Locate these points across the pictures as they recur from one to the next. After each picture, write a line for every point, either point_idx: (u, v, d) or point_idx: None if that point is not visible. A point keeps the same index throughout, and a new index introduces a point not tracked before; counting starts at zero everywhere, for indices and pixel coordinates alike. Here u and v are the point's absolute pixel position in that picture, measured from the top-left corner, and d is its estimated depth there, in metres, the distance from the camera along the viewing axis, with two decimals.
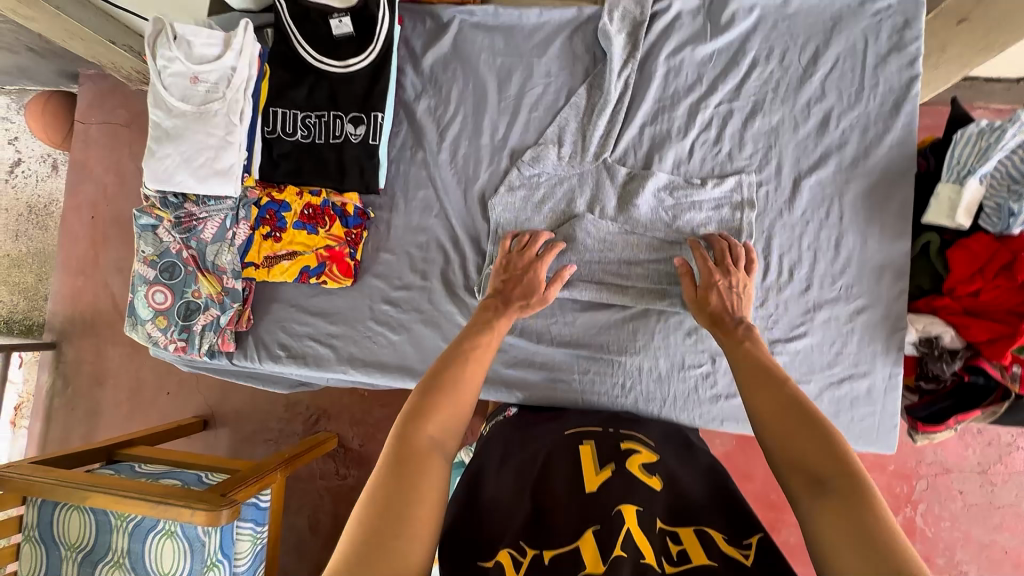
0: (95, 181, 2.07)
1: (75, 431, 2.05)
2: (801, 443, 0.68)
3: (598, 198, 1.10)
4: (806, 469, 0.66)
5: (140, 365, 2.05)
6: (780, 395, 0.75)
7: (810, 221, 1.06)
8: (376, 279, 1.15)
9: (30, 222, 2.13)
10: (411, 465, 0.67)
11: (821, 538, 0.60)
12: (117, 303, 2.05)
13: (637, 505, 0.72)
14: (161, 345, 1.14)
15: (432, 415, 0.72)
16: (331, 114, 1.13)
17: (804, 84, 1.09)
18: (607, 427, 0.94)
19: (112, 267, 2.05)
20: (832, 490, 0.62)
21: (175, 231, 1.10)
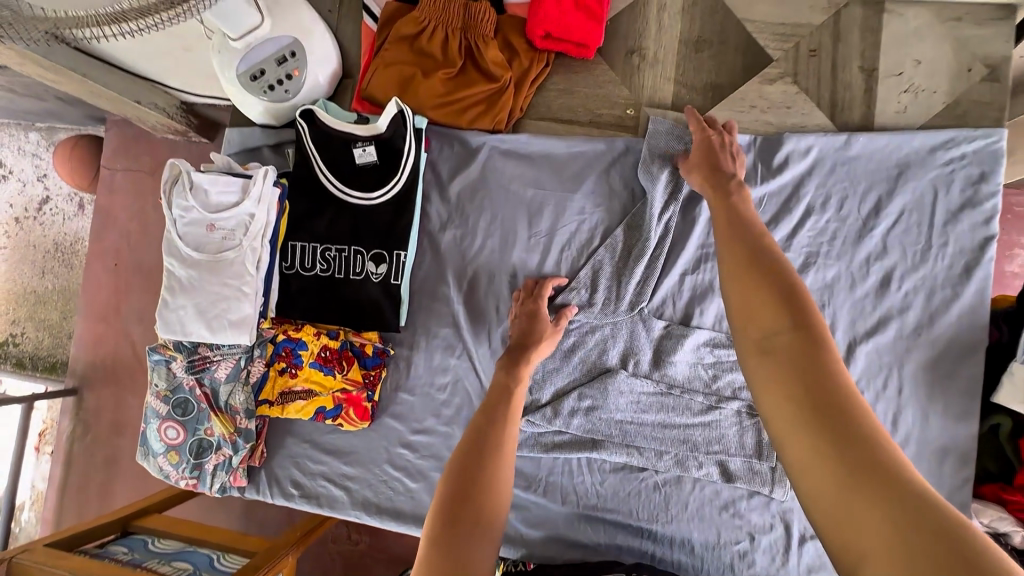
0: (118, 229, 2.04)
1: (95, 476, 2.04)
2: (767, 310, 0.66)
3: (632, 351, 1.03)
4: (768, 335, 0.65)
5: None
6: (752, 271, 0.71)
7: (864, 389, 0.98)
8: (394, 419, 1.10)
9: (57, 260, 2.14)
10: (460, 554, 0.63)
11: (774, 408, 0.61)
12: (138, 351, 2.02)
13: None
14: (173, 479, 1.11)
15: (478, 481, 0.70)
16: (351, 249, 1.07)
17: (863, 238, 0.99)
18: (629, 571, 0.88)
19: (134, 316, 2.02)
20: (791, 353, 0.62)
21: (187, 370, 1.06)
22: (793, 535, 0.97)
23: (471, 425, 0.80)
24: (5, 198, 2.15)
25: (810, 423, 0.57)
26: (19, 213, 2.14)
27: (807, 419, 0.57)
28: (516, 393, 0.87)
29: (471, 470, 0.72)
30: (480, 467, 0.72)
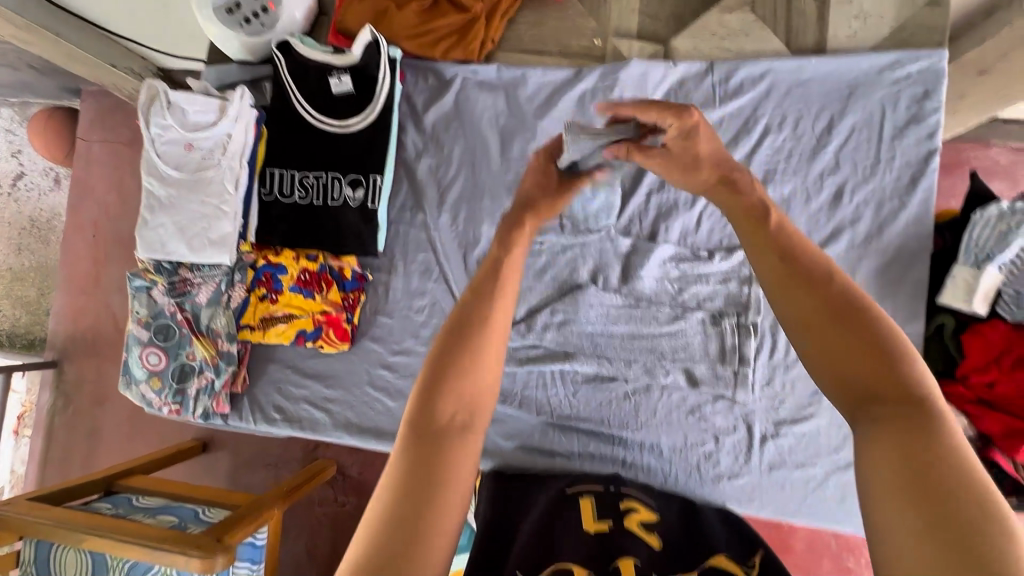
0: (95, 200, 2.02)
1: (76, 449, 2.04)
2: (851, 360, 0.49)
3: (602, 267, 1.08)
4: (864, 398, 0.48)
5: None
6: (830, 301, 0.52)
7: None
8: (374, 342, 1.13)
9: (33, 237, 2.12)
10: (433, 477, 0.50)
11: (879, 494, 0.44)
12: (118, 323, 2.02)
13: (634, 558, 0.69)
14: (156, 406, 1.13)
15: (451, 385, 0.56)
16: (329, 175, 1.10)
17: (817, 154, 1.05)
18: (607, 485, 0.93)
19: (114, 287, 2.02)
20: (893, 418, 0.46)
21: (168, 295, 1.08)
22: (755, 435, 1.03)
23: (455, 309, 0.61)
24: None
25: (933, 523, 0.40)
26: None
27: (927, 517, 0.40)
28: (509, 267, 0.66)
29: (444, 360, 0.57)
30: (457, 365, 0.56)
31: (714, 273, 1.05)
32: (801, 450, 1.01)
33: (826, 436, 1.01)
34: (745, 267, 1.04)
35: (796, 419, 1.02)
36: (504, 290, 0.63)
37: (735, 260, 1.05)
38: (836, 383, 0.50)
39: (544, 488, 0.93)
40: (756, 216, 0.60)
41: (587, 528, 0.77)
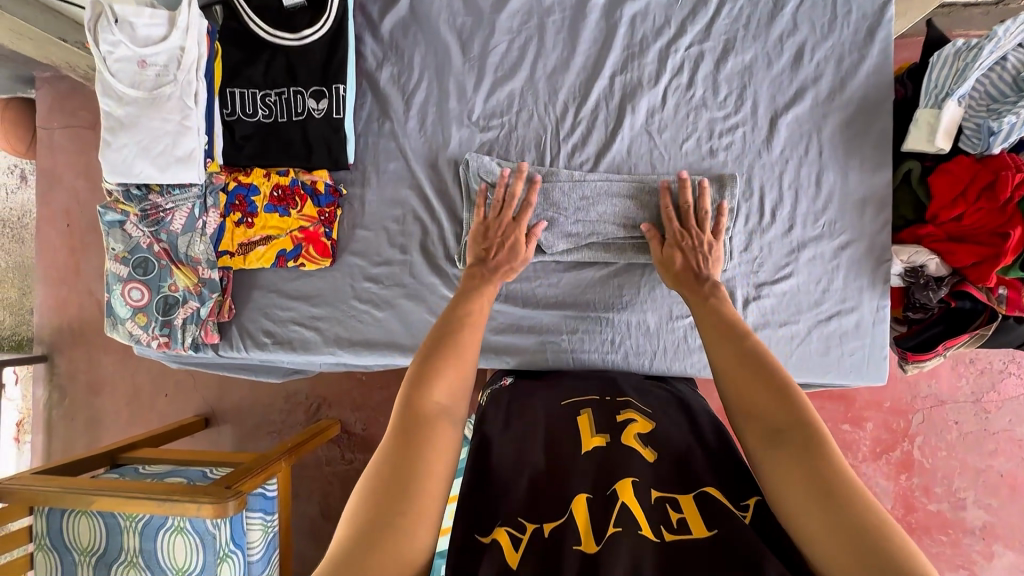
0: (65, 188, 1.98)
1: (78, 441, 2.04)
2: (765, 402, 0.69)
3: (574, 149, 1.09)
4: (767, 425, 0.67)
5: (135, 369, 2.02)
6: (750, 374, 0.73)
7: (789, 158, 1.05)
8: (355, 256, 1.13)
9: (5, 237, 2.04)
10: (415, 446, 0.67)
11: (778, 489, 0.62)
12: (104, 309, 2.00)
13: (631, 478, 0.72)
14: (144, 343, 1.13)
15: (439, 378, 0.74)
16: (290, 90, 1.08)
17: (776, 18, 1.05)
18: (604, 396, 0.93)
19: (95, 274, 1.99)
20: (795, 442, 0.63)
21: (143, 224, 1.08)
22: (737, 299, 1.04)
23: (435, 327, 0.82)
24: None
25: (817, 506, 0.58)
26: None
27: (815, 497, 0.58)
28: (483, 297, 0.90)
29: (429, 362, 0.76)
30: (441, 366, 0.76)
31: (684, 144, 1.07)
32: (783, 309, 1.04)
33: (804, 292, 1.03)
34: (709, 136, 1.06)
35: (774, 279, 1.04)
36: (470, 313, 0.85)
37: (699, 130, 1.07)
38: (749, 415, 0.70)
39: (537, 404, 0.93)
40: (722, 328, 0.81)
41: (583, 449, 0.79)
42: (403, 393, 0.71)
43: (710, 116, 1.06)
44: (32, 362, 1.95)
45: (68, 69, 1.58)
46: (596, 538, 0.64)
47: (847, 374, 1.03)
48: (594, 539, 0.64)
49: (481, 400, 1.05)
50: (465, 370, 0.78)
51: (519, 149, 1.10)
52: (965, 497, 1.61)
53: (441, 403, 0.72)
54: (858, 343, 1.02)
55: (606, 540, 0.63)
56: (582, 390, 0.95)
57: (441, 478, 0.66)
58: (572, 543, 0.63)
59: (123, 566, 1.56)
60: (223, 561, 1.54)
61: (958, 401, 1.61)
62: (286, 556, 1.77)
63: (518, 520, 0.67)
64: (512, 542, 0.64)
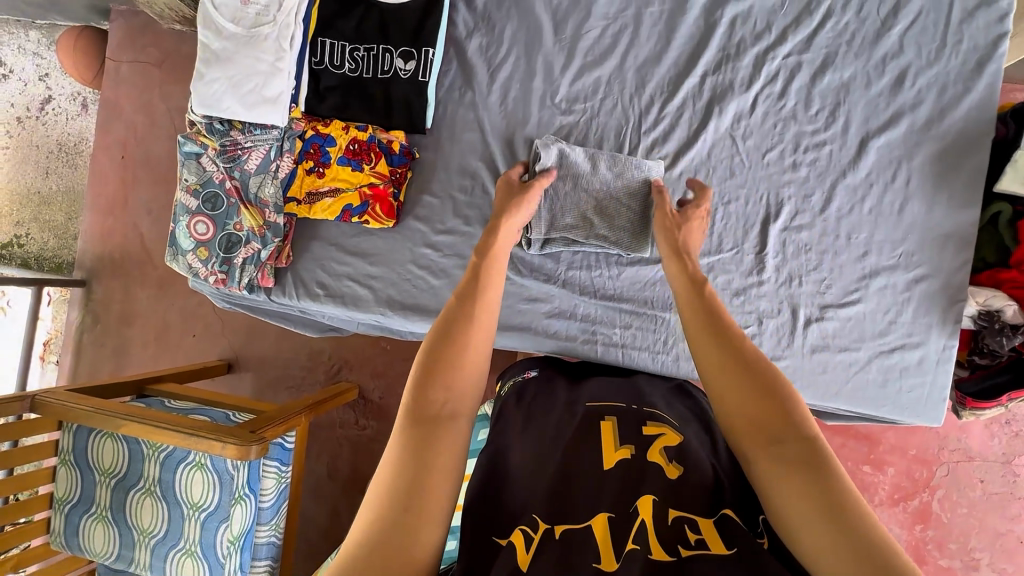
0: (124, 120, 2.01)
1: (103, 367, 2.08)
2: (765, 410, 0.65)
3: (655, 144, 1.07)
4: (769, 434, 0.63)
5: (168, 306, 2.06)
6: (742, 375, 0.68)
7: (874, 183, 1.02)
8: (418, 221, 1.14)
9: (60, 160, 2.07)
10: (425, 451, 0.64)
11: (783, 504, 0.58)
12: (146, 244, 2.04)
13: (653, 495, 0.66)
14: (202, 277, 1.15)
15: (446, 374, 0.70)
16: (380, 47, 1.09)
17: (881, 39, 1.02)
18: (632, 404, 0.89)
19: (142, 208, 2.03)
20: (798, 456, 0.60)
21: (219, 159, 1.09)
22: (799, 318, 1.03)
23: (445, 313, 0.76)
24: (5, 98, 2.06)
25: (827, 523, 0.54)
26: (21, 113, 2.06)
27: (824, 515, 0.55)
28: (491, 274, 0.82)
29: (436, 357, 0.71)
30: (446, 361, 0.71)
31: (770, 154, 1.05)
32: (846, 334, 1.01)
33: (870, 320, 1.01)
34: (794, 148, 1.04)
35: (841, 303, 1.02)
36: (483, 295, 0.79)
37: (784, 142, 1.05)
38: (749, 422, 0.65)
39: (561, 405, 0.91)
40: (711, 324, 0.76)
41: (606, 465, 0.73)
42: (406, 395, 0.67)
43: (800, 129, 1.04)
44: (71, 285, 1.99)
45: (148, 6, 1.63)
46: (616, 554, 0.59)
47: (903, 410, 1.00)
48: (613, 556, 0.59)
49: (502, 392, 1.02)
50: (474, 359, 0.73)
51: (597, 138, 1.09)
52: (980, 558, 1.57)
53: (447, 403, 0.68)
54: (918, 379, 1.00)
55: (626, 556, 0.58)
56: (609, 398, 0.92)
57: (446, 484, 0.63)
58: (590, 560, 0.58)
59: (140, 493, 1.60)
60: (237, 503, 1.57)
61: (986, 460, 1.56)
62: (294, 508, 1.79)
63: (531, 518, 0.65)
64: (524, 544, 0.61)
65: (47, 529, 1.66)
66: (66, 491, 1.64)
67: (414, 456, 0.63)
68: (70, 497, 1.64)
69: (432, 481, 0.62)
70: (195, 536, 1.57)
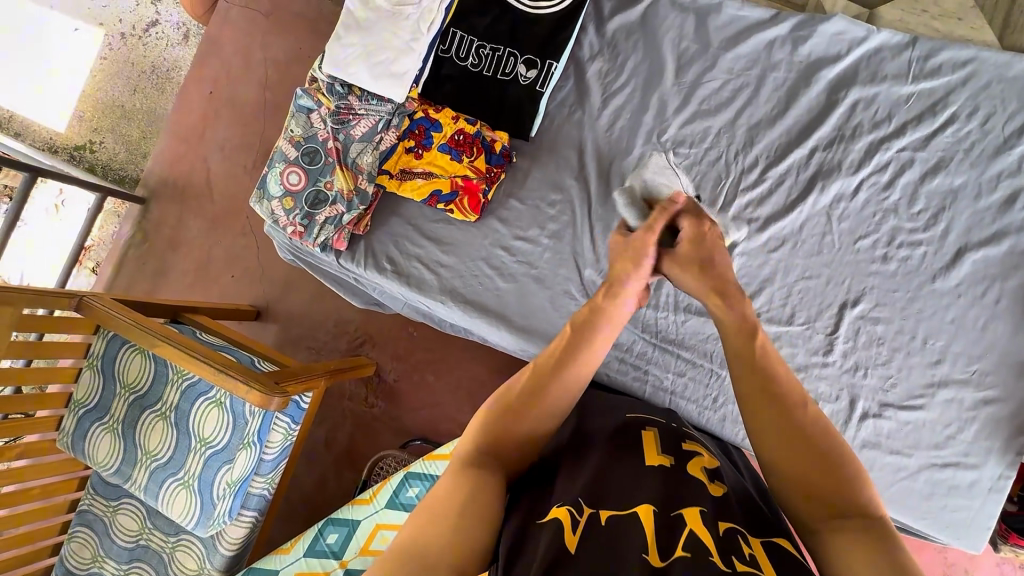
0: (221, 59, 2.08)
1: (140, 284, 2.13)
2: (817, 470, 0.63)
3: (752, 205, 1.08)
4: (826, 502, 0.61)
5: (214, 242, 2.10)
6: (793, 432, 0.66)
7: (963, 293, 1.01)
8: (499, 222, 1.15)
9: (152, 81, 2.12)
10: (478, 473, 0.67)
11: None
12: (210, 179, 2.10)
13: (699, 507, 0.66)
14: (281, 225, 1.18)
15: (514, 422, 0.73)
16: (506, 50, 1.12)
17: (1001, 155, 1.02)
18: (670, 422, 0.91)
19: (216, 144, 2.09)
20: (856, 524, 0.58)
21: (329, 119, 1.12)
22: (856, 410, 1.01)
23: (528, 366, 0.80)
24: (117, 14, 2.12)
25: None
26: (127, 30, 2.12)
27: None
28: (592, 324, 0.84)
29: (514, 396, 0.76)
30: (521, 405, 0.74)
31: (863, 241, 1.04)
32: (900, 437, 1.00)
33: (928, 430, 0.99)
34: (888, 242, 1.04)
35: (902, 405, 1.00)
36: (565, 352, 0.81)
37: (879, 233, 1.04)
38: (800, 486, 0.63)
39: (600, 408, 0.93)
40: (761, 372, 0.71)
41: (647, 462, 0.75)
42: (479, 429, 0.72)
43: (897, 225, 1.04)
44: (130, 201, 2.05)
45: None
46: (662, 551, 0.58)
47: (942, 528, 0.98)
48: (661, 552, 0.58)
49: None
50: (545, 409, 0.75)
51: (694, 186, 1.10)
52: None
53: (507, 451, 0.72)
54: (964, 502, 0.97)
55: (674, 558, 0.57)
56: (645, 411, 0.93)
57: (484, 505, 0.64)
58: (639, 551, 0.58)
59: (154, 415, 1.62)
60: (243, 448, 1.58)
61: None
62: (290, 466, 1.77)
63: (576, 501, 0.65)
64: (572, 526, 0.61)
65: (57, 427, 1.69)
66: (85, 395, 1.68)
67: (466, 474, 0.67)
68: (87, 401, 1.67)
69: (477, 507, 0.63)
70: (195, 470, 1.58)
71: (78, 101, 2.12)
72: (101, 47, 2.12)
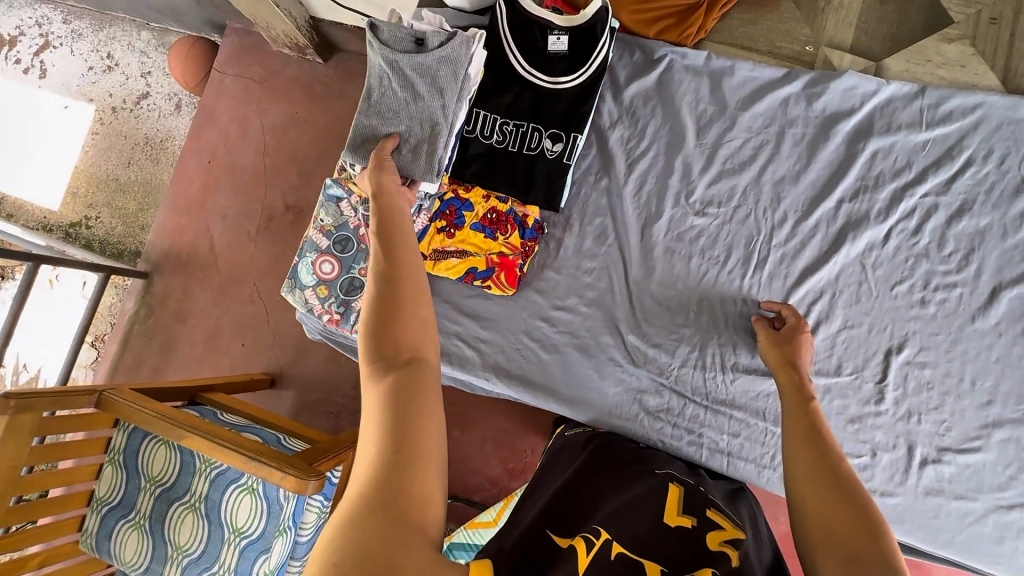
0: (217, 129, 1.92)
1: (146, 364, 1.88)
2: (838, 514, 0.64)
3: (789, 258, 1.09)
4: (840, 542, 0.61)
5: (221, 312, 1.86)
6: (827, 481, 0.68)
7: (1004, 331, 1.02)
8: (537, 293, 1.15)
9: (144, 153, 2.01)
10: (409, 395, 0.60)
11: None
12: (214, 249, 1.89)
13: (713, 568, 0.61)
14: (315, 313, 1.17)
15: (398, 323, 0.67)
16: (530, 126, 1.14)
17: (1020, 194, 1.05)
18: (698, 487, 0.85)
19: (217, 214, 1.89)
20: (865, 568, 0.58)
21: (360, 208, 1.14)
22: (914, 457, 1.02)
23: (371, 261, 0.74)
24: (105, 88, 2.04)
25: None
26: (116, 104, 2.03)
27: None
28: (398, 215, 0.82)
29: (387, 297, 0.69)
30: (396, 305, 0.68)
31: (899, 286, 1.06)
32: (962, 481, 1.00)
33: (989, 472, 0.99)
34: (923, 285, 1.06)
35: (960, 448, 1.01)
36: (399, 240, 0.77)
37: (914, 277, 1.06)
38: (818, 525, 0.64)
39: (634, 468, 0.89)
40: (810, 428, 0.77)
41: (666, 522, 0.70)
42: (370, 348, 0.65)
43: (931, 269, 1.06)
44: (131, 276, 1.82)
45: (264, 31, 1.67)
46: None
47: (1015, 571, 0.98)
48: None
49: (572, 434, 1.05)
50: (416, 293, 0.70)
51: (727, 243, 1.12)
52: None
53: (408, 341, 0.66)
54: None
55: None
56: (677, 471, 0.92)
57: (431, 425, 0.59)
58: None
59: (184, 508, 1.40)
60: (279, 535, 1.35)
61: None
62: None
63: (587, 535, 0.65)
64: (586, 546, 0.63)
65: (80, 526, 1.45)
66: (107, 492, 1.45)
67: (391, 402, 0.60)
68: (108, 500, 1.44)
69: (419, 411, 0.59)
70: (231, 565, 1.35)
71: (72, 178, 2.02)
72: (92, 122, 2.04)
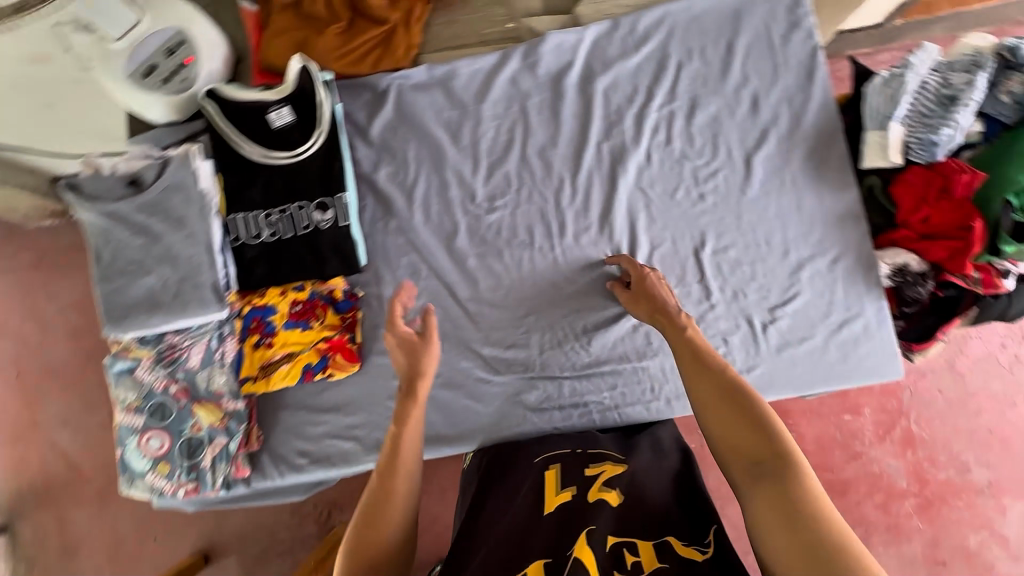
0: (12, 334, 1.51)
1: None
2: (743, 433, 0.70)
3: (583, 211, 1.15)
4: (750, 459, 0.68)
5: (114, 518, 1.46)
6: (721, 405, 0.73)
7: (769, 189, 1.15)
8: (383, 355, 1.12)
9: None
10: None
11: (762, 530, 0.64)
12: (69, 461, 1.47)
13: (590, 525, 0.74)
14: (168, 494, 1.05)
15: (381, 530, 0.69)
16: (293, 205, 1.09)
17: (728, 74, 1.18)
18: (576, 448, 0.94)
19: (56, 419, 1.48)
20: (770, 475, 0.65)
21: (158, 367, 1.04)
22: (756, 326, 1.12)
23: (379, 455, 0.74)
24: None
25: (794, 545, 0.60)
26: None
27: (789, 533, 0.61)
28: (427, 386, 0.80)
29: (371, 500, 0.71)
30: (381, 514, 0.70)
31: (678, 193, 1.16)
32: (798, 326, 1.12)
33: (813, 308, 1.12)
34: (695, 182, 1.16)
35: (784, 301, 1.12)
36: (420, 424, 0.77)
37: (686, 179, 1.16)
38: (729, 449, 0.71)
39: (518, 462, 0.94)
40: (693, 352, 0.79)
41: (545, 509, 0.79)
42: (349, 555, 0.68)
43: (694, 167, 1.16)
44: None
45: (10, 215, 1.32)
46: None
47: (869, 374, 1.11)
48: None
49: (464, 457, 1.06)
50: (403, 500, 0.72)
51: (526, 224, 1.15)
52: None
53: (386, 556, 0.69)
54: (869, 344, 1.11)
55: None
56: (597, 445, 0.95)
57: None
58: None
59: None
60: None
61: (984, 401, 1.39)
62: None
63: None
64: None
65: None
66: None
67: None
68: None
69: None
70: None
71: None
72: None
